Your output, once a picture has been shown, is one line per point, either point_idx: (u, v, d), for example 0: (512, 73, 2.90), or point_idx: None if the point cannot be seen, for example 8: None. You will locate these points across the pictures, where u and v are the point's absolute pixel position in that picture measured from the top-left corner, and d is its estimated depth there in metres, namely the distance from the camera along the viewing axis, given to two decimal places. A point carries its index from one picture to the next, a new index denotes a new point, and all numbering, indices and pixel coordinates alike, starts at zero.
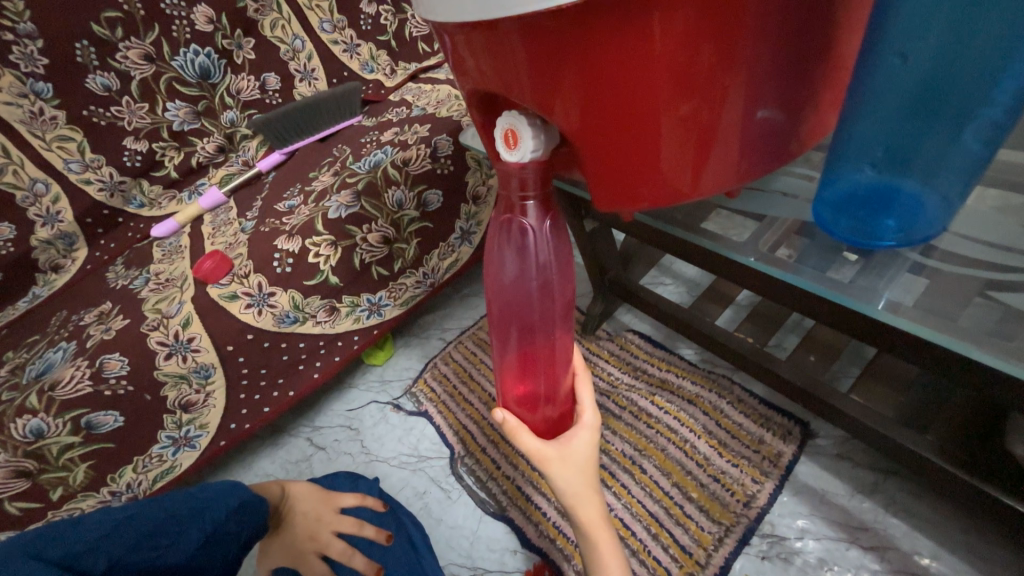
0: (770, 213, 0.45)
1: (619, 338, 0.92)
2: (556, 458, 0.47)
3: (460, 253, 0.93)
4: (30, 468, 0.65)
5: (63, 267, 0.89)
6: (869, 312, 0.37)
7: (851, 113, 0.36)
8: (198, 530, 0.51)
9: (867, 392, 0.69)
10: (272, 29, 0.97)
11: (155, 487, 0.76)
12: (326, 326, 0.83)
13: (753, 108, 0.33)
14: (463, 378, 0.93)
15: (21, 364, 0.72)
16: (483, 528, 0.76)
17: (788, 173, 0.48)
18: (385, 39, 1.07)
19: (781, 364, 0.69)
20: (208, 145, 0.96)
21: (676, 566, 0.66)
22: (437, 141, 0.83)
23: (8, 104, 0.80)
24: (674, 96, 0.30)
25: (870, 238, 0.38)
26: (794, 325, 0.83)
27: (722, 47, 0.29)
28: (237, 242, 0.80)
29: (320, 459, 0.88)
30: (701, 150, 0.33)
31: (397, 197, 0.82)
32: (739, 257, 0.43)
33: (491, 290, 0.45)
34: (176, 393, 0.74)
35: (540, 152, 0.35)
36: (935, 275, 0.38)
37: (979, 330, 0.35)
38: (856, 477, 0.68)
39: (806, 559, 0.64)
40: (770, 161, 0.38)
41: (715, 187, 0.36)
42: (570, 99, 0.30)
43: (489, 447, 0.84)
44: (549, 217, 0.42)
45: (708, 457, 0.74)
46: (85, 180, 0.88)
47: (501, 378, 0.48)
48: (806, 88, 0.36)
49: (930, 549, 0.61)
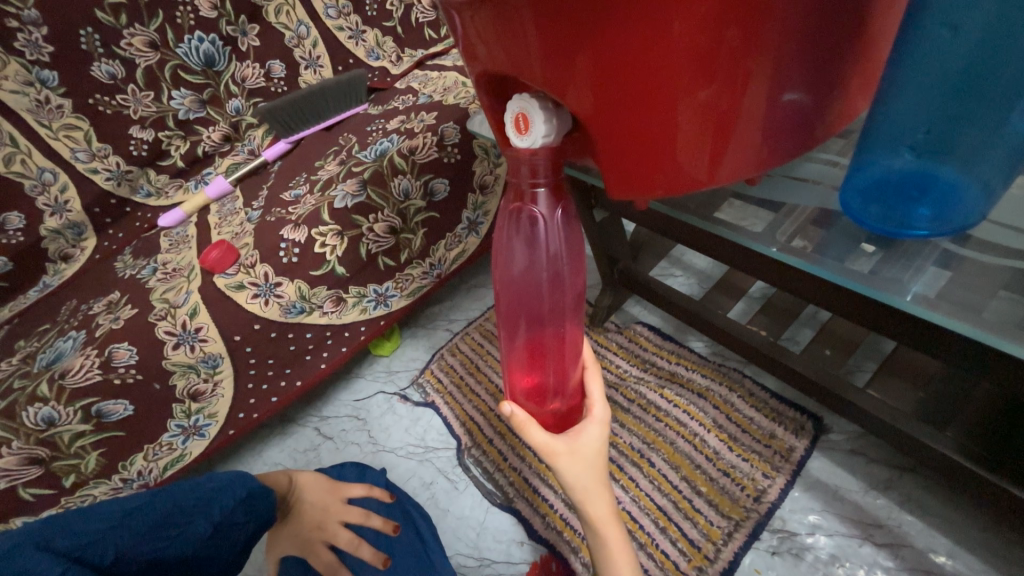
0: (788, 202, 0.43)
1: (627, 330, 0.91)
2: (564, 452, 0.46)
3: (467, 245, 0.92)
4: (42, 455, 0.65)
5: (72, 256, 0.89)
6: (894, 302, 0.35)
7: (887, 95, 0.34)
8: (205, 520, 0.50)
9: (885, 388, 0.67)
10: (277, 15, 0.95)
11: (165, 475, 0.77)
12: (332, 316, 0.82)
13: (777, 92, 0.32)
14: (470, 370, 0.92)
15: (33, 353, 0.72)
16: (490, 519, 0.75)
17: (811, 159, 0.46)
18: (391, 25, 1.06)
19: (795, 358, 0.67)
20: (213, 134, 0.96)
21: (684, 561, 0.66)
22: (444, 129, 0.82)
23: (15, 93, 0.80)
24: (694, 79, 0.29)
25: (901, 226, 0.36)
26: (809, 318, 0.81)
27: (747, 30, 0.28)
28: (243, 232, 0.79)
29: (327, 449, 0.88)
30: (720, 137, 0.32)
31: (403, 187, 0.81)
32: (756, 246, 0.41)
33: (500, 280, 0.44)
34: (184, 382, 0.73)
35: (552, 136, 0.33)
36: (962, 265, 0.36)
37: (1005, 321, 0.33)
38: (870, 474, 0.67)
39: (816, 556, 0.63)
40: (792, 149, 0.37)
41: (734, 175, 0.35)
42: (582, 83, 0.29)
43: (496, 438, 0.83)
44: (560, 206, 0.40)
45: (717, 450, 0.73)
46: (92, 169, 0.87)
47: (507, 370, 0.47)
48: (835, 71, 0.34)
49: (945, 547, 0.60)
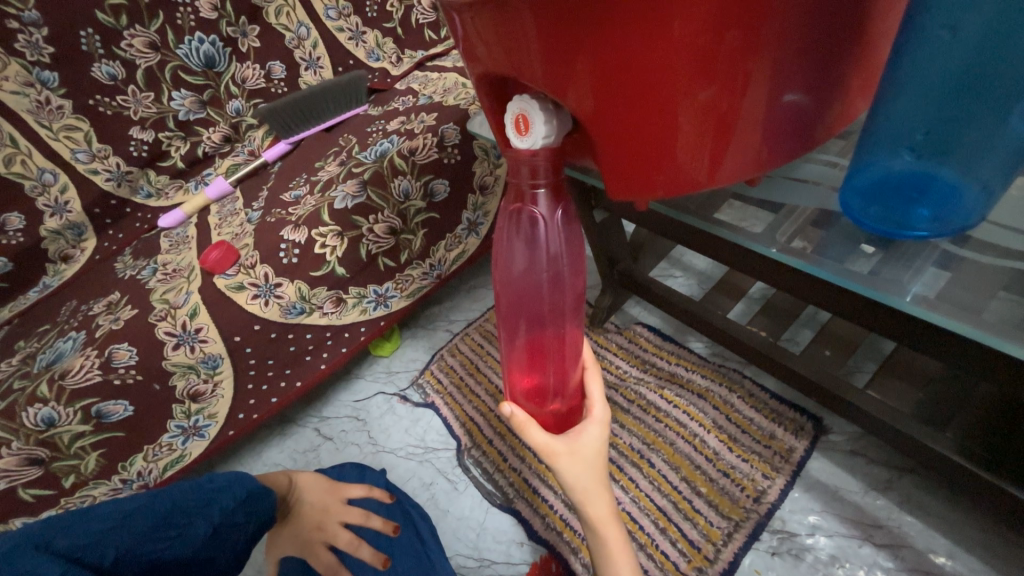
0: (788, 203, 0.43)
1: (627, 331, 0.91)
2: (564, 452, 0.46)
3: (467, 245, 0.92)
4: (42, 456, 0.65)
5: (73, 257, 0.89)
6: (894, 303, 0.35)
7: (886, 96, 0.34)
8: (205, 521, 0.50)
9: (885, 389, 0.67)
10: (277, 16, 0.95)
11: (165, 476, 0.77)
12: (332, 317, 0.82)
13: (777, 93, 0.32)
14: (470, 370, 0.92)
15: (33, 354, 0.72)
16: (490, 520, 0.75)
17: (811, 160, 0.46)
18: (391, 26, 1.06)
19: (794, 358, 0.67)
20: (213, 135, 0.96)
21: (684, 561, 0.66)
22: (444, 129, 0.82)
23: (15, 93, 0.80)
24: (694, 81, 0.29)
25: (901, 227, 0.36)
26: (808, 319, 0.81)
27: (747, 32, 0.28)
28: (243, 232, 0.79)
29: (327, 449, 0.88)
30: (720, 138, 0.32)
31: (403, 188, 0.81)
32: (756, 247, 0.41)
33: (499, 281, 0.44)
34: (184, 383, 0.73)
35: (552, 137, 0.33)
36: (961, 265, 0.36)
37: (1004, 322, 0.33)
38: (870, 474, 0.67)
39: (816, 556, 0.63)
40: (792, 150, 0.37)
41: (734, 176, 0.35)
42: (582, 84, 0.29)
43: (496, 438, 0.83)
44: (560, 207, 0.40)
45: (717, 451, 0.73)
46: (92, 170, 0.87)
47: (508, 371, 0.47)
48: (835, 73, 0.34)
49: (945, 547, 0.60)
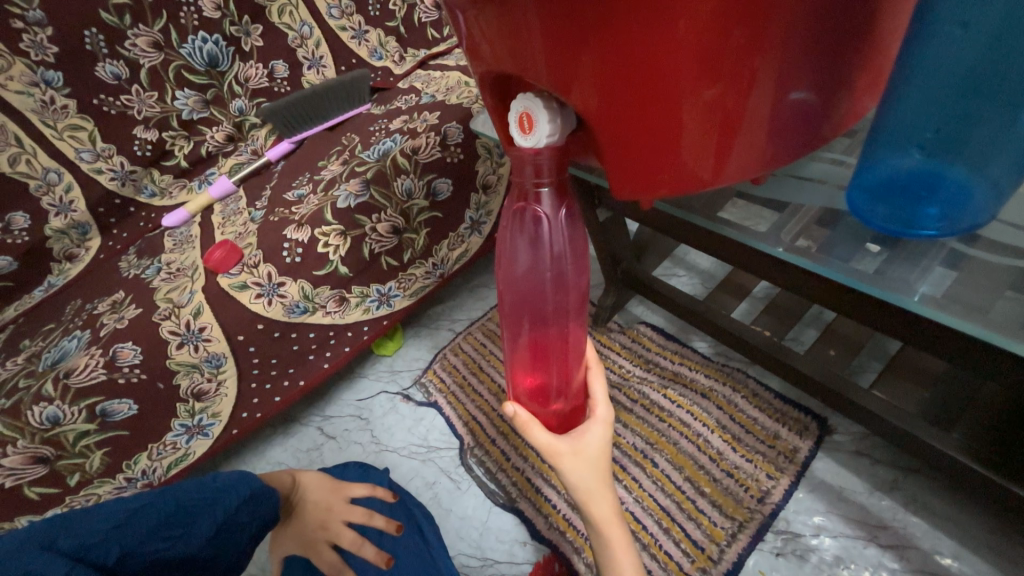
0: (794, 202, 0.43)
1: (631, 330, 0.91)
2: (568, 452, 0.46)
3: (470, 244, 0.92)
4: (47, 454, 0.66)
5: (77, 256, 0.89)
6: (901, 302, 0.35)
7: (895, 94, 0.34)
8: (210, 520, 0.50)
9: (890, 388, 0.67)
10: (280, 15, 0.95)
11: (169, 474, 0.77)
12: (335, 316, 0.82)
13: (783, 92, 0.32)
14: (473, 370, 0.92)
15: (38, 352, 0.72)
16: (493, 520, 0.75)
17: (817, 159, 0.46)
18: (394, 24, 1.06)
19: (799, 358, 0.67)
20: (217, 134, 0.96)
21: (688, 561, 0.65)
22: (447, 128, 0.82)
23: (20, 93, 0.80)
24: (698, 79, 0.29)
25: (909, 226, 0.35)
26: (813, 318, 0.81)
27: (753, 30, 0.27)
28: (247, 231, 0.79)
29: (331, 448, 0.88)
30: (725, 137, 0.32)
31: (406, 186, 0.81)
32: (762, 246, 0.41)
33: (503, 281, 0.44)
34: (188, 381, 0.73)
35: (557, 135, 0.33)
36: (968, 265, 0.36)
37: (1012, 321, 0.32)
38: (875, 475, 0.67)
39: (821, 557, 0.63)
40: (797, 149, 0.37)
41: (739, 175, 0.35)
42: (585, 82, 0.29)
43: (499, 438, 0.83)
44: (564, 206, 0.40)
45: (721, 451, 0.73)
46: (96, 169, 0.88)
47: (511, 370, 0.47)
48: (841, 71, 0.34)
49: (951, 548, 0.60)
